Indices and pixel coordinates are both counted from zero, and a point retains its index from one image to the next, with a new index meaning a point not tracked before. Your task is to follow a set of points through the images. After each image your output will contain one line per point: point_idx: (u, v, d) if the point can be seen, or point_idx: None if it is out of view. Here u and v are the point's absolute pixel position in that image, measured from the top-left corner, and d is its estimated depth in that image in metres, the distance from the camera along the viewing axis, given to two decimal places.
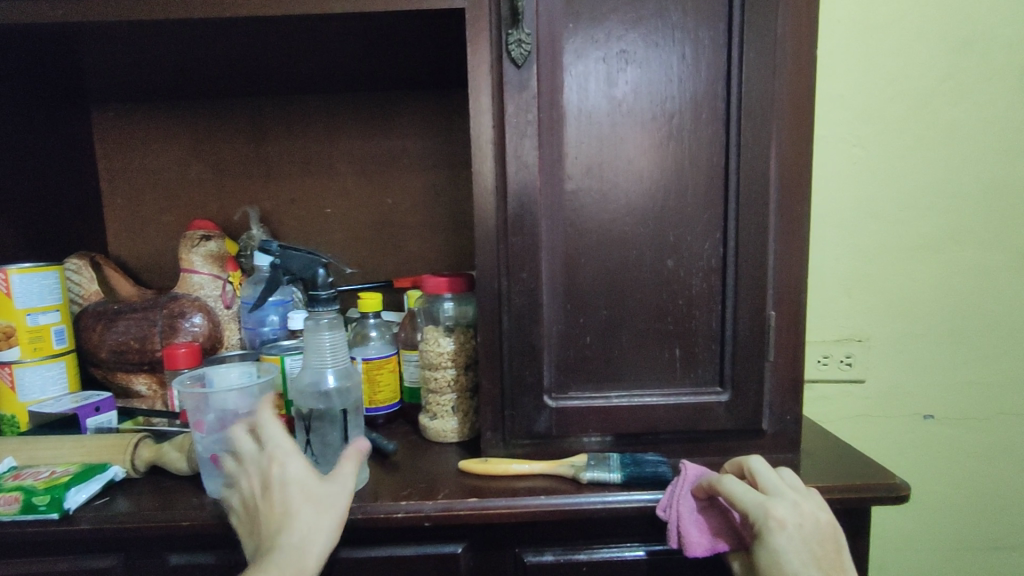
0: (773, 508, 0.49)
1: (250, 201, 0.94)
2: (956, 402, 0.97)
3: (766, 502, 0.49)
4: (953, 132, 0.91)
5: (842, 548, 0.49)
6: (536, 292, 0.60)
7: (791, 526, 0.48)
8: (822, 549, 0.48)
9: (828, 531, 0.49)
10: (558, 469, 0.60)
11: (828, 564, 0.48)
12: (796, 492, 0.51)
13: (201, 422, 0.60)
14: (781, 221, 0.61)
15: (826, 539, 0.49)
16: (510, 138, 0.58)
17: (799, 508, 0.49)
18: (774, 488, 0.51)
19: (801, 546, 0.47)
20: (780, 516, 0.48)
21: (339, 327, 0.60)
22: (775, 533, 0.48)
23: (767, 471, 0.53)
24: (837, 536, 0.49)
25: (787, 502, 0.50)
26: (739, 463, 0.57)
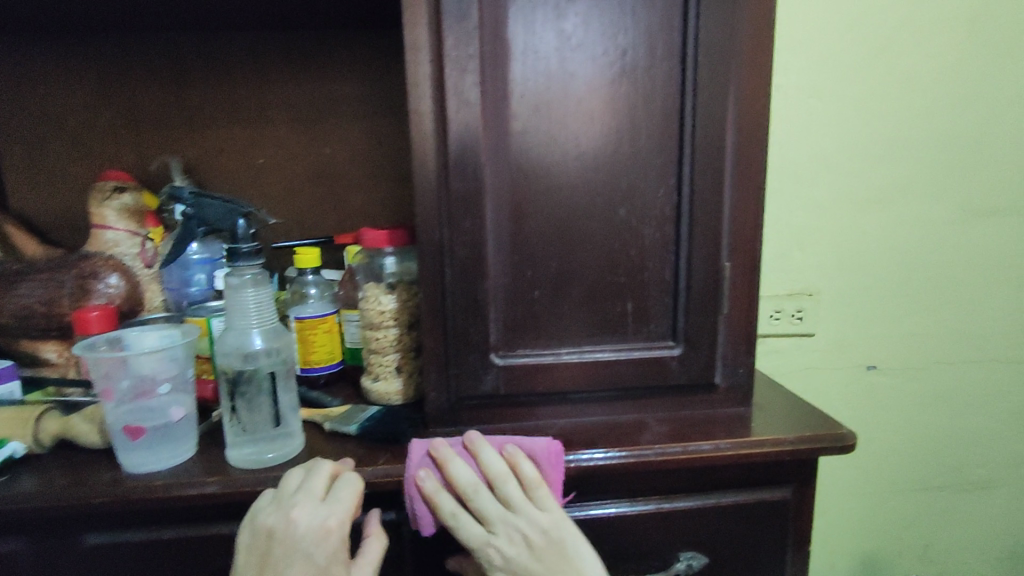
0: (491, 555, 0.49)
1: (172, 150, 0.86)
2: (899, 352, 0.99)
3: (485, 547, 0.49)
4: (907, 82, 0.90)
5: (571, 548, 0.49)
6: (480, 244, 0.56)
7: (512, 564, 0.49)
8: (545, 569, 0.48)
9: (541, 549, 0.49)
10: (310, 416, 0.63)
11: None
12: (512, 518, 0.49)
13: (112, 390, 0.54)
14: (737, 167, 0.58)
15: (547, 554, 0.48)
16: (450, 74, 0.53)
17: (511, 541, 0.49)
18: (486, 520, 0.49)
19: (526, 574, 0.49)
20: (497, 560, 0.49)
21: (264, 284, 0.55)
22: (499, 573, 0.49)
23: (477, 498, 0.50)
24: (558, 542, 0.49)
25: (502, 540, 0.49)
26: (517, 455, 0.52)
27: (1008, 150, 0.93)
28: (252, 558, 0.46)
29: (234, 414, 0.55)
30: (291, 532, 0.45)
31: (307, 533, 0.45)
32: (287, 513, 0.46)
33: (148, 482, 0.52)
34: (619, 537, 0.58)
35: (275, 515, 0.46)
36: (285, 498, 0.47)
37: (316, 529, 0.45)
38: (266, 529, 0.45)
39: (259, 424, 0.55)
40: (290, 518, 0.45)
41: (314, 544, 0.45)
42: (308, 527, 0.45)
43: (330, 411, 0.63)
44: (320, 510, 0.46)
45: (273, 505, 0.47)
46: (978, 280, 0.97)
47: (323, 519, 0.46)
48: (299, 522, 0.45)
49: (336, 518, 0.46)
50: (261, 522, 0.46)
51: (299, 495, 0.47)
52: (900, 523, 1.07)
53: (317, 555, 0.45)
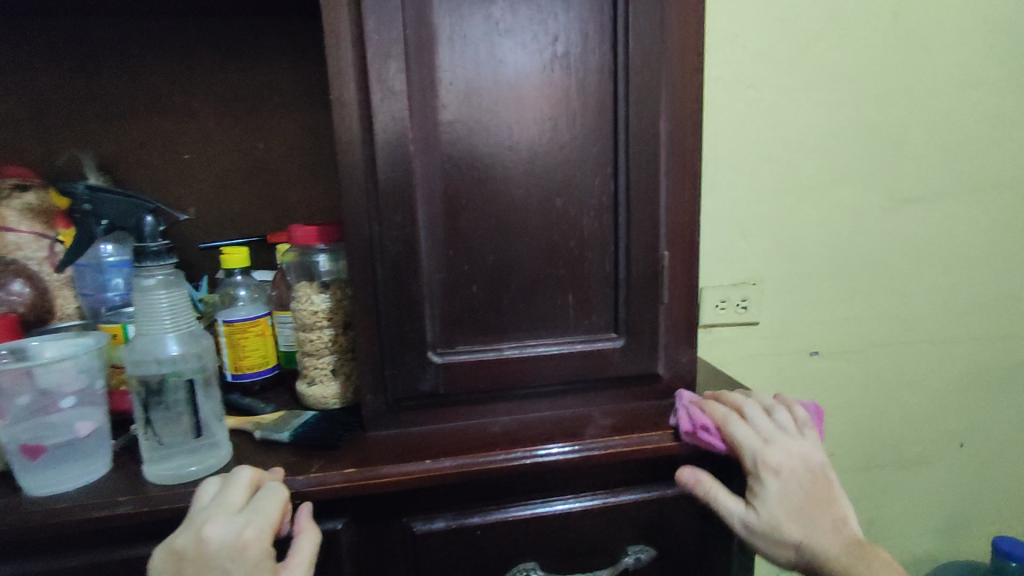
0: (769, 457, 0.52)
1: (84, 146, 0.79)
2: (838, 336, 1.02)
3: (763, 451, 0.52)
4: (838, 73, 0.92)
5: (830, 481, 0.53)
6: (412, 237, 0.54)
7: (785, 472, 0.51)
8: (812, 486, 0.52)
9: (817, 470, 0.52)
10: (240, 425, 0.59)
11: (818, 498, 0.52)
12: (789, 436, 0.53)
13: (5, 408, 0.49)
14: (673, 154, 0.57)
15: (815, 475, 0.52)
16: (372, 59, 0.50)
17: (793, 454, 0.52)
18: (770, 432, 0.53)
19: (793, 489, 0.51)
20: (774, 463, 0.51)
21: (177, 287, 0.52)
22: (769, 479, 0.51)
23: (760, 416, 0.54)
24: (826, 472, 0.53)
25: (783, 449, 0.52)
26: (784, 399, 0.58)
27: (933, 137, 0.96)
28: None
29: (149, 427, 0.51)
30: (206, 547, 0.41)
31: (223, 548, 0.41)
32: (200, 527, 0.42)
33: (51, 506, 0.48)
34: (566, 534, 0.56)
35: (187, 533, 0.42)
36: (195, 516, 0.43)
37: (233, 542, 0.41)
38: (174, 552, 0.41)
39: (178, 435, 0.52)
40: (204, 532, 0.41)
41: (230, 559, 0.41)
42: (224, 540, 0.41)
43: (261, 419, 0.60)
44: (235, 522, 0.43)
45: (187, 522, 0.43)
46: (909, 264, 1.01)
47: (239, 530, 0.42)
48: (212, 538, 0.41)
49: (254, 528, 0.43)
50: (169, 545, 0.42)
51: (211, 509, 0.43)
52: (845, 502, 1.11)
53: (236, 570, 0.41)
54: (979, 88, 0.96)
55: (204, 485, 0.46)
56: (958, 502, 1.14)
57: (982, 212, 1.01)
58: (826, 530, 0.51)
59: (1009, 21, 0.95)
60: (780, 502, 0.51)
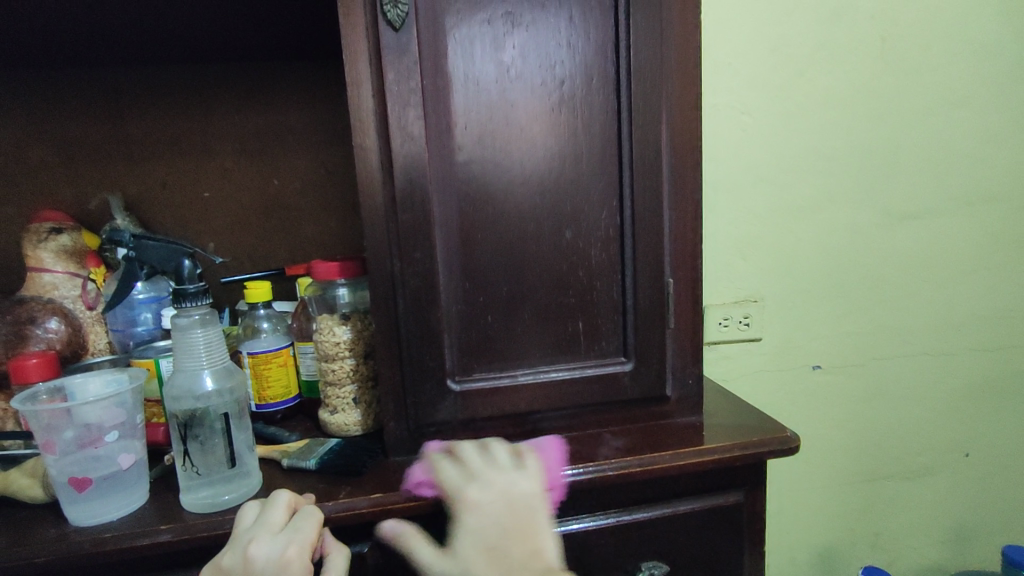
0: (468, 491, 0.50)
1: (112, 187, 0.83)
2: (839, 351, 1.05)
3: (465, 486, 0.51)
4: (829, 98, 0.96)
5: (532, 519, 0.49)
6: (430, 272, 0.57)
7: (481, 505, 0.49)
8: (511, 521, 0.49)
9: (520, 503, 0.50)
10: (268, 453, 0.62)
11: (511, 535, 0.48)
12: (496, 472, 0.52)
13: (53, 442, 0.52)
14: (674, 187, 0.61)
15: (516, 510, 0.50)
16: (392, 107, 0.54)
17: (496, 486, 0.51)
18: (477, 470, 0.52)
19: (486, 522, 0.49)
20: (471, 497, 0.50)
21: (212, 325, 0.55)
22: (466, 514, 0.49)
23: (472, 454, 0.54)
24: (532, 507, 0.50)
25: (484, 483, 0.51)
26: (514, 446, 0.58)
27: (924, 157, 1.00)
28: None
29: (187, 458, 0.54)
30: (251, 565, 0.44)
31: (268, 565, 0.44)
32: (245, 548, 0.45)
33: (97, 534, 0.51)
34: (582, 553, 0.59)
35: (233, 554, 0.45)
36: (240, 538, 0.47)
37: (277, 559, 0.45)
38: (222, 572, 0.44)
39: (214, 465, 0.55)
40: (249, 551, 0.45)
41: None
42: (268, 558, 0.45)
43: (287, 447, 0.63)
44: (278, 542, 0.46)
45: (231, 545, 0.47)
46: (906, 279, 1.04)
47: (282, 549, 0.46)
48: (257, 556, 0.45)
49: (295, 547, 0.46)
50: (216, 567, 0.45)
51: (255, 531, 0.47)
52: (853, 514, 1.12)
53: None
54: (966, 109, 1.00)
55: (244, 511, 0.50)
56: (965, 512, 1.16)
57: (975, 228, 1.04)
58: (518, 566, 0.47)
59: (994, 45, 0.98)
60: (471, 538, 0.48)
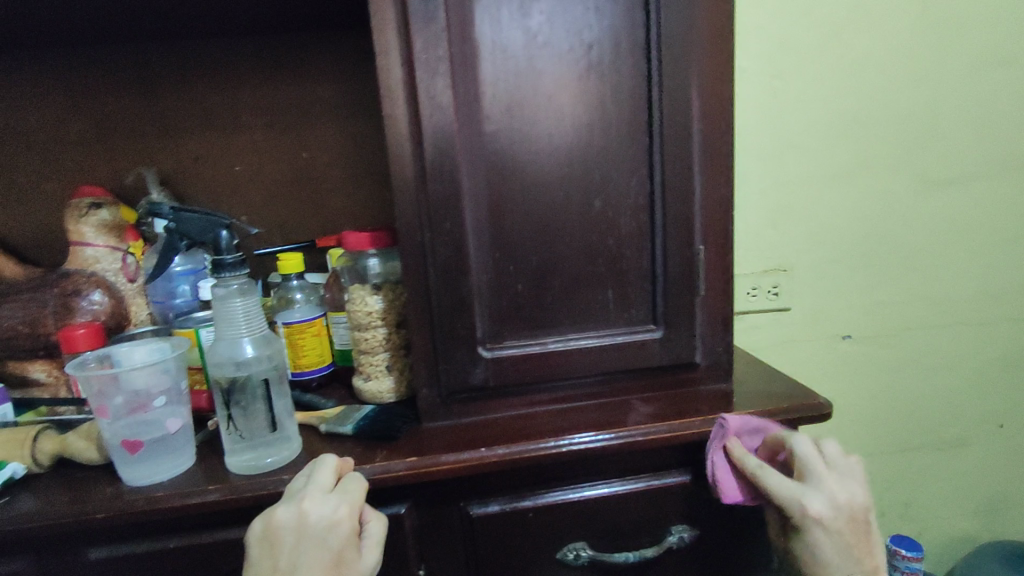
0: (812, 508, 0.52)
1: (147, 162, 0.85)
2: (871, 320, 1.03)
3: (803, 499, 0.52)
4: (865, 60, 0.93)
5: (870, 529, 0.53)
6: (461, 242, 0.58)
7: (832, 524, 0.52)
8: (855, 529, 0.52)
9: (862, 517, 0.53)
10: (306, 420, 0.64)
11: (859, 548, 0.53)
12: (833, 478, 0.53)
13: (106, 407, 0.55)
14: (705, 153, 0.60)
15: (857, 524, 0.53)
16: (420, 77, 0.54)
17: (840, 497, 0.52)
18: (814, 478, 0.53)
19: (837, 533, 0.52)
20: (821, 516, 0.52)
21: (251, 294, 0.57)
22: (816, 530, 0.52)
23: (809, 459, 0.54)
24: (866, 517, 0.53)
25: (825, 498, 0.52)
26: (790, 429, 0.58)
27: (966, 119, 0.96)
28: (261, 549, 0.46)
29: (231, 422, 0.56)
30: (306, 519, 0.47)
31: (321, 521, 0.47)
32: (300, 502, 0.47)
33: (149, 494, 0.53)
34: (613, 516, 0.60)
35: (287, 505, 0.47)
36: (293, 492, 0.49)
37: (330, 516, 0.47)
38: (276, 521, 0.47)
39: (256, 429, 0.57)
40: (304, 506, 0.47)
41: (327, 530, 0.47)
42: (322, 515, 0.47)
43: (324, 413, 0.65)
44: (330, 500, 0.48)
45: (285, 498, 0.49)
46: (942, 246, 1.01)
47: (335, 507, 0.48)
48: (312, 513, 0.47)
49: (345, 505, 0.48)
50: (269, 517, 0.47)
51: (308, 487, 0.49)
52: (882, 484, 1.12)
53: (330, 541, 0.47)
54: (1013, 68, 0.95)
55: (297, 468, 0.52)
56: (998, 484, 1.14)
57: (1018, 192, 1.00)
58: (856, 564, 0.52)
59: None
60: (830, 547, 0.52)
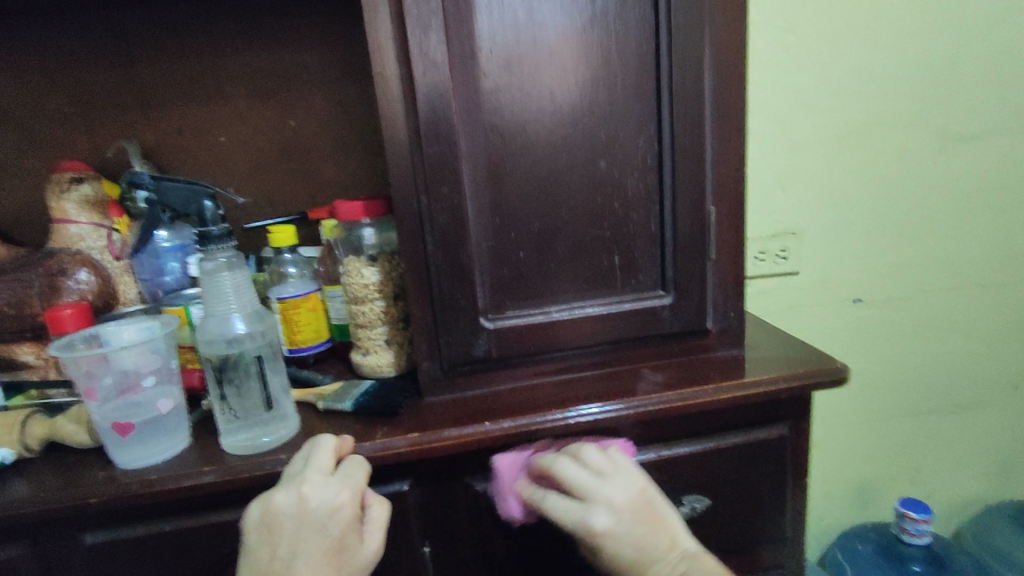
0: (592, 522, 0.47)
1: (128, 135, 0.81)
2: (882, 283, 1.00)
3: (586, 519, 0.47)
4: (881, 9, 0.88)
5: (659, 505, 0.49)
6: (459, 207, 0.54)
7: (616, 530, 0.47)
8: (643, 527, 0.48)
9: (643, 502, 0.49)
10: (304, 397, 0.62)
11: (656, 536, 0.48)
12: (606, 482, 0.49)
13: (94, 389, 0.53)
14: (717, 108, 0.56)
15: (642, 512, 0.48)
16: (412, 30, 0.50)
17: (620, 505, 0.48)
18: (582, 489, 0.48)
19: (628, 538, 0.47)
20: (602, 528, 0.47)
21: (240, 267, 0.55)
22: (605, 542, 0.47)
23: (567, 467, 0.50)
24: (650, 498, 0.49)
25: (601, 506, 0.47)
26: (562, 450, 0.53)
27: (984, 70, 0.92)
28: (259, 536, 0.44)
29: (224, 402, 0.54)
30: (306, 504, 0.45)
31: (322, 506, 0.45)
32: (300, 486, 0.46)
33: (143, 477, 0.51)
34: None
35: (287, 489, 0.46)
36: (292, 476, 0.47)
37: (331, 501, 0.46)
38: (274, 508, 0.45)
39: (252, 409, 0.55)
40: (306, 491, 0.45)
41: (328, 516, 0.45)
42: (323, 500, 0.45)
43: (321, 390, 0.62)
44: (331, 484, 0.47)
45: (283, 482, 0.47)
46: (956, 205, 0.98)
47: (336, 491, 0.46)
48: (312, 497, 0.45)
49: (347, 489, 0.47)
50: (268, 502, 0.45)
51: (307, 470, 0.47)
52: (891, 448, 1.11)
53: (331, 527, 0.45)
54: None
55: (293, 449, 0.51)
56: (1009, 446, 1.13)
57: None
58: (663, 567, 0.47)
59: None
60: (628, 549, 0.47)
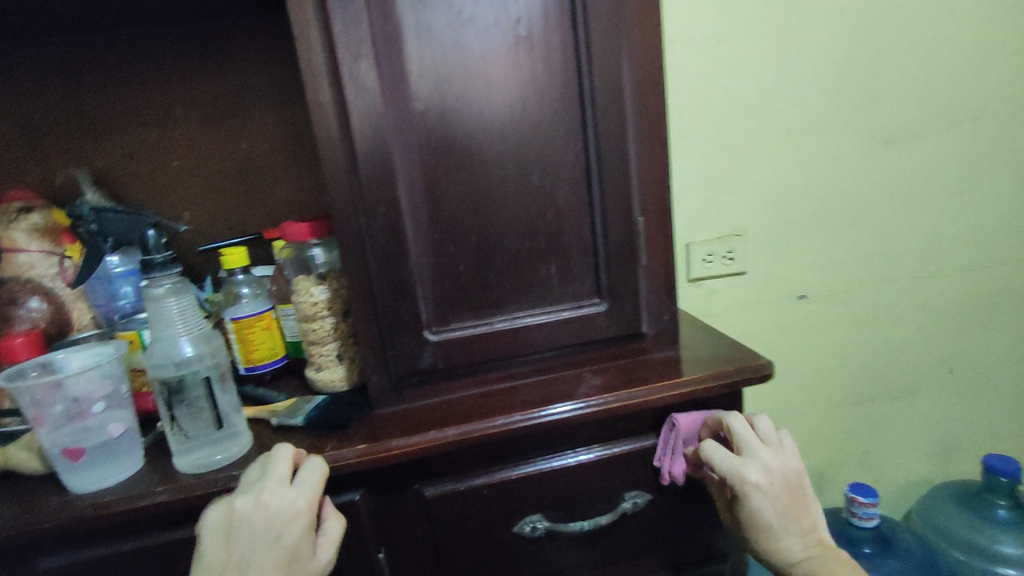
0: (749, 476, 0.54)
1: (79, 162, 0.82)
2: (823, 279, 1.05)
3: (743, 471, 0.54)
4: (805, 20, 0.93)
5: (806, 489, 0.57)
6: (398, 226, 0.57)
7: (764, 488, 0.55)
8: (790, 497, 0.56)
9: (794, 479, 0.56)
10: (258, 415, 0.64)
11: (794, 510, 0.56)
12: (770, 449, 0.56)
13: (44, 416, 0.54)
14: (639, 123, 0.60)
15: (792, 487, 0.56)
16: (342, 60, 0.52)
17: (778, 469, 0.56)
18: (750, 448, 0.56)
19: (773, 500, 0.55)
20: (756, 483, 0.54)
21: (184, 293, 0.57)
22: (752, 496, 0.55)
23: (745, 429, 0.57)
24: (801, 481, 0.57)
25: (761, 465, 0.55)
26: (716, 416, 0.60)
27: (904, 75, 0.98)
28: (214, 541, 0.46)
29: (175, 423, 0.56)
30: (262, 511, 0.47)
31: (278, 513, 0.47)
32: (259, 493, 0.47)
33: (97, 499, 0.53)
34: (566, 486, 0.61)
35: (248, 495, 0.48)
36: (252, 483, 0.49)
37: (288, 509, 0.47)
38: (232, 512, 0.46)
39: (203, 429, 0.56)
40: (263, 498, 0.47)
41: (284, 523, 0.47)
42: (279, 507, 0.47)
43: (275, 407, 0.64)
44: (290, 492, 0.48)
45: (244, 487, 0.49)
46: (887, 202, 1.03)
47: (293, 499, 0.48)
48: (269, 504, 0.47)
49: (304, 499, 0.48)
50: (227, 507, 0.47)
51: (267, 478, 0.49)
52: (841, 436, 1.16)
53: (285, 535, 0.47)
54: (949, 22, 0.97)
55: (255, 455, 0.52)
56: (950, 428, 1.19)
57: (958, 144, 1.03)
58: (798, 540, 0.56)
59: None
60: (770, 511, 0.55)
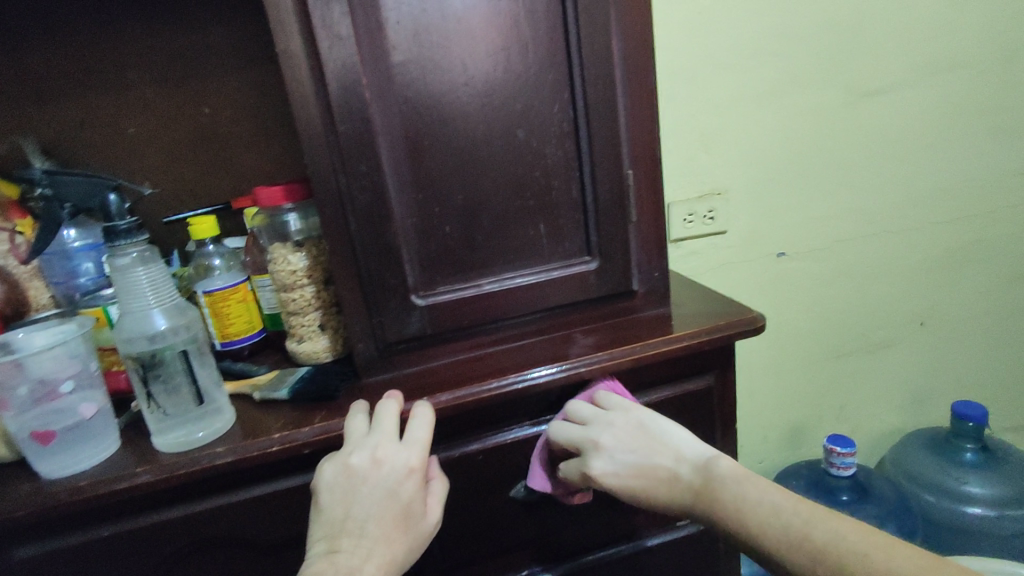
0: (592, 469, 0.51)
1: (24, 131, 0.76)
2: (802, 236, 1.06)
3: (586, 468, 0.51)
4: None
5: (650, 431, 0.52)
6: (380, 186, 0.54)
7: (608, 463, 0.51)
8: (636, 449, 0.51)
9: (636, 432, 0.52)
10: (239, 390, 0.61)
11: (648, 456, 0.51)
12: (594, 426, 0.53)
13: (8, 399, 0.51)
14: (627, 74, 0.58)
15: (634, 439, 0.52)
16: (314, 6, 0.48)
17: (620, 424, 0.53)
18: (575, 441, 0.53)
19: (622, 466, 0.50)
20: (597, 469, 0.51)
21: (154, 263, 0.53)
22: (609, 484, 0.50)
23: (563, 427, 0.55)
24: (639, 426, 0.53)
25: (591, 450, 0.52)
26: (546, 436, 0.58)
27: (881, 27, 0.97)
28: (333, 497, 0.45)
29: (152, 400, 0.53)
30: (379, 468, 0.46)
31: (394, 471, 0.46)
32: (373, 449, 0.47)
33: (72, 483, 0.50)
34: None
35: (362, 451, 0.47)
36: (362, 439, 0.48)
37: (402, 467, 0.46)
38: (350, 468, 0.46)
39: (182, 406, 0.54)
40: (379, 455, 0.47)
41: (400, 481, 0.46)
42: (394, 465, 0.46)
43: (256, 381, 0.62)
44: (401, 449, 0.48)
45: (353, 443, 0.48)
46: (864, 156, 1.04)
47: (406, 457, 0.47)
48: (385, 461, 0.46)
49: (417, 456, 0.47)
50: (342, 463, 0.46)
51: (378, 434, 0.48)
52: (819, 390, 1.18)
53: (401, 492, 0.46)
54: None
55: (357, 408, 0.52)
56: (921, 378, 1.23)
57: (931, 98, 1.03)
58: (675, 480, 0.49)
59: None
60: (627, 479, 0.50)
